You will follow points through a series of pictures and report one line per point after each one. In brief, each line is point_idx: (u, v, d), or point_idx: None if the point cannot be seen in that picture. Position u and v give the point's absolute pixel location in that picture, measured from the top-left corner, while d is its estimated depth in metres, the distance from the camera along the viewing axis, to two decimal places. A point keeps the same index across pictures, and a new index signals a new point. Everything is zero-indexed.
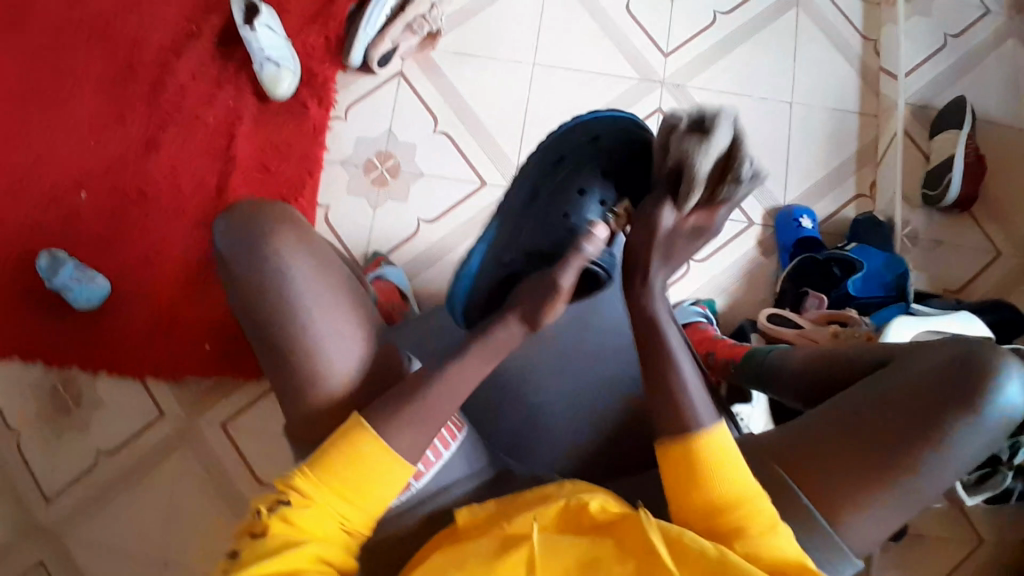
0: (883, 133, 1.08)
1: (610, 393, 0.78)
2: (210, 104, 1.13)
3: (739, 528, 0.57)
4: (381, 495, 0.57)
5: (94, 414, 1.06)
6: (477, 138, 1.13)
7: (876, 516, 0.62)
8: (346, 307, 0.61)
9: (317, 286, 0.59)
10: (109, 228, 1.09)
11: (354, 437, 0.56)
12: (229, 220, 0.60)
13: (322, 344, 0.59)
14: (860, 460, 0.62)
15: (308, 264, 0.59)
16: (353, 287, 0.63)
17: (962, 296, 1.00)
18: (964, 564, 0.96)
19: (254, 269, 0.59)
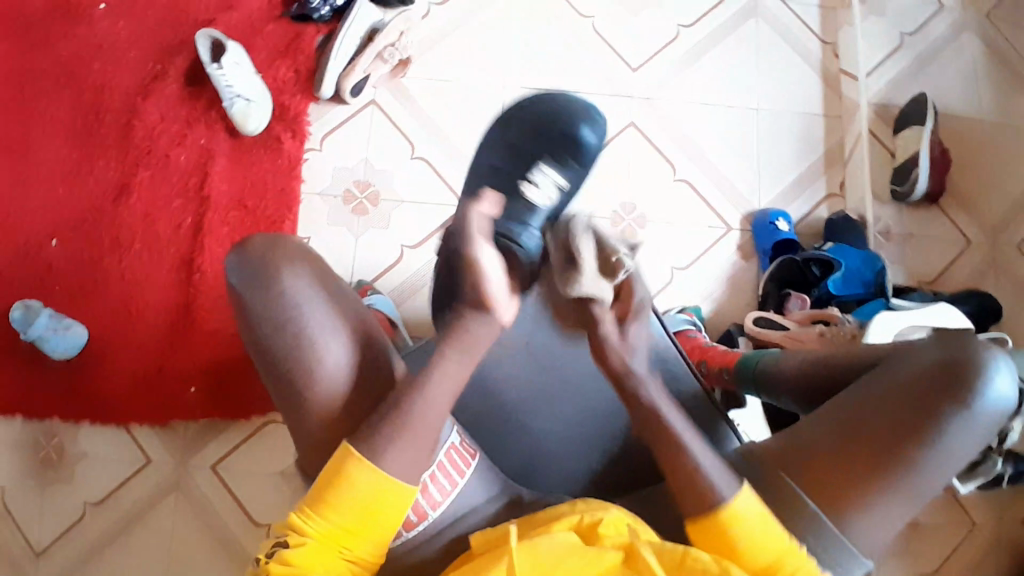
0: (849, 133, 1.11)
1: (611, 408, 0.79)
2: (181, 143, 1.12)
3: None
4: (381, 527, 0.57)
5: (79, 465, 1.03)
6: (454, 161, 1.14)
7: (884, 517, 0.64)
8: (356, 336, 0.61)
9: (330, 317, 0.60)
10: (84, 276, 1.07)
11: (346, 471, 0.56)
12: (240, 254, 0.61)
13: (333, 376, 0.60)
14: (864, 464, 0.64)
15: (323, 303, 0.60)
16: (365, 316, 0.64)
17: (938, 287, 1.03)
18: (963, 549, 0.98)
19: (267, 306, 0.59)
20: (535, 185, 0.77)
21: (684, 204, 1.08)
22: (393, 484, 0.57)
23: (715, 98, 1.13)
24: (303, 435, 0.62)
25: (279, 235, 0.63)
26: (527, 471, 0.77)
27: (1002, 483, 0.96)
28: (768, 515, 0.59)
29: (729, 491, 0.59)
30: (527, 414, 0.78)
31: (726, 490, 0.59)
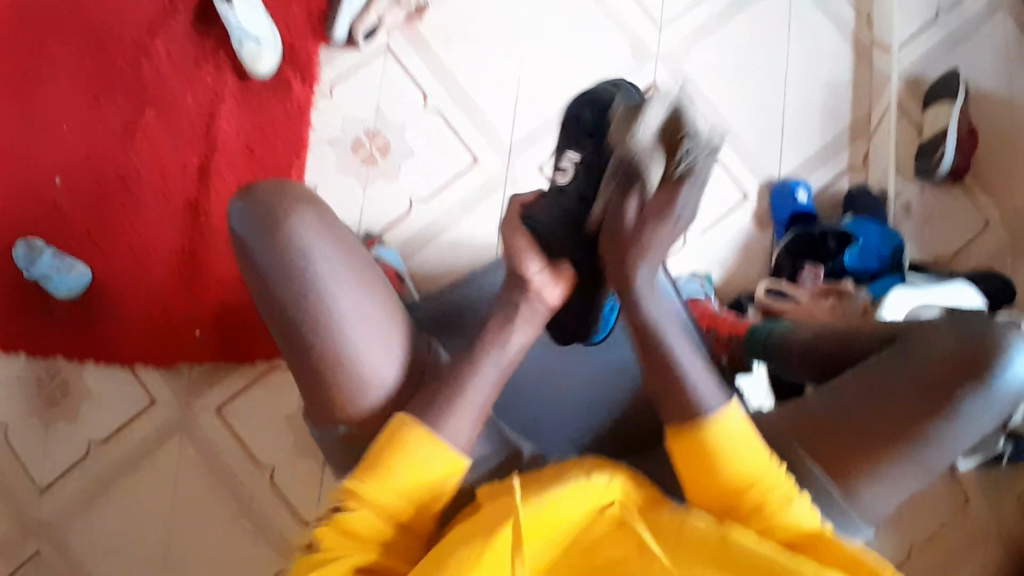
0: (875, 106, 1.09)
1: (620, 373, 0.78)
2: (190, 83, 1.09)
3: (759, 508, 0.57)
4: (432, 493, 0.58)
5: (84, 404, 1.03)
6: (469, 115, 1.11)
7: (888, 486, 0.66)
8: (368, 297, 0.59)
9: (342, 276, 0.58)
10: (91, 215, 1.05)
11: (398, 441, 0.57)
12: (246, 202, 0.58)
13: (349, 337, 0.57)
14: (869, 435, 0.65)
15: (332, 246, 0.58)
16: (375, 275, 0.62)
17: (954, 265, 1.02)
18: (957, 527, 1.00)
19: (273, 251, 0.56)
20: (562, 171, 0.62)
21: None
22: (445, 450, 0.58)
23: (742, 62, 1.10)
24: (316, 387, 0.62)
25: (283, 181, 0.60)
26: (535, 425, 0.77)
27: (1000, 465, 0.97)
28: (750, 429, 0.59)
29: (718, 405, 0.59)
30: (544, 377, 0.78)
31: (716, 404, 0.59)
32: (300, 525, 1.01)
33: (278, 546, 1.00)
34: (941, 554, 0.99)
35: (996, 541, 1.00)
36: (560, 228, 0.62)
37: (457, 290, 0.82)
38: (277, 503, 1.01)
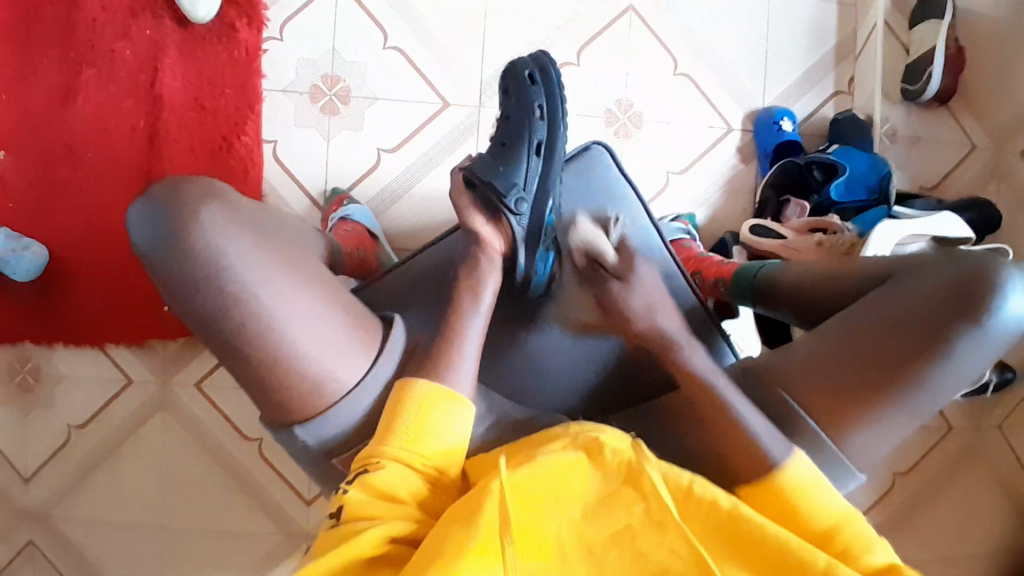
0: (862, 24, 1.03)
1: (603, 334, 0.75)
2: (126, 34, 0.99)
3: (847, 553, 0.52)
4: (450, 447, 0.56)
5: (58, 387, 1.00)
6: (436, 56, 1.03)
7: (881, 430, 0.64)
8: (296, 279, 0.54)
9: (257, 261, 0.52)
10: (38, 190, 0.98)
11: (408, 393, 0.55)
12: (148, 202, 0.53)
13: (279, 325, 0.52)
14: (855, 379, 0.64)
15: (240, 239, 0.52)
16: (301, 256, 0.57)
17: (939, 192, 1.01)
18: (936, 448, 1.04)
19: (182, 260, 0.51)
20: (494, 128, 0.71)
21: (682, 101, 1.02)
22: (448, 395, 0.56)
23: None
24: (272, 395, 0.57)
25: (190, 177, 0.56)
26: (526, 388, 0.73)
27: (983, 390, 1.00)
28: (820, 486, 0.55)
29: (783, 454, 0.57)
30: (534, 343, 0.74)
31: (779, 453, 0.57)
32: (296, 494, 1.01)
33: (275, 514, 1.00)
34: (918, 473, 1.03)
35: (971, 458, 1.04)
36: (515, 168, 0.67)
37: (423, 255, 0.77)
38: (270, 474, 1.01)
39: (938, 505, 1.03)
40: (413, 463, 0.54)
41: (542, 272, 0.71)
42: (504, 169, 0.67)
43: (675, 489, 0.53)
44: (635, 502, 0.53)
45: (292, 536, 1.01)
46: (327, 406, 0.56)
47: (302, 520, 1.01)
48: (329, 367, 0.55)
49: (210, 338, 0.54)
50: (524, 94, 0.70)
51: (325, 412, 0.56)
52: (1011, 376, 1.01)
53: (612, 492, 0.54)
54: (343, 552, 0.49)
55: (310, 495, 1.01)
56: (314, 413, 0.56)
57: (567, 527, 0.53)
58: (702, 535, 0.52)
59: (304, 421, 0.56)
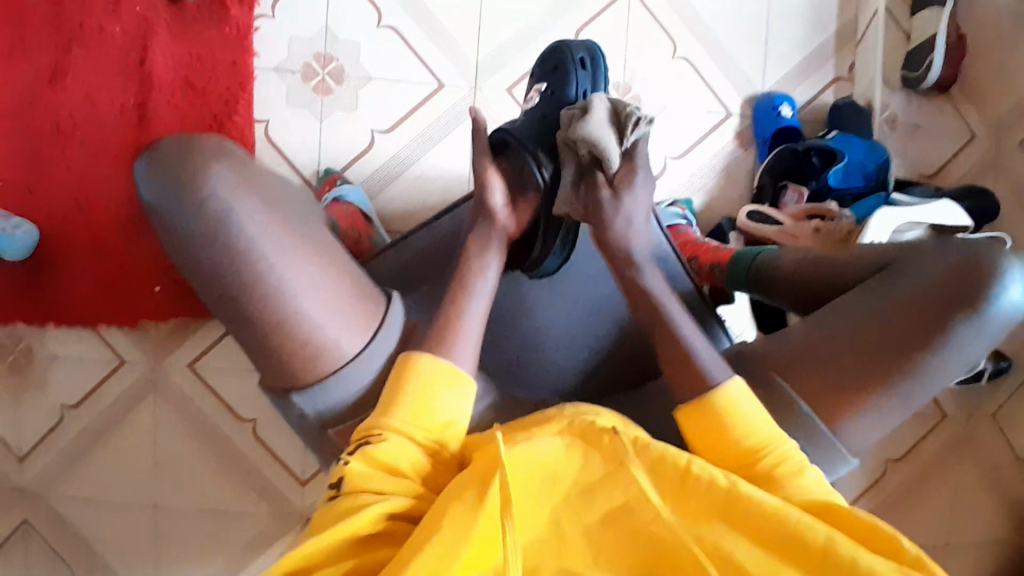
0: (863, 10, 1.02)
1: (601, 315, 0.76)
2: (115, 11, 0.97)
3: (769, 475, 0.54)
4: (452, 421, 0.56)
5: (50, 369, 0.99)
6: (431, 37, 1.02)
7: (876, 417, 0.64)
8: (305, 246, 0.54)
9: (267, 224, 0.52)
10: (27, 168, 0.97)
11: (411, 367, 0.55)
12: (151, 159, 0.53)
13: (289, 288, 0.53)
14: (854, 365, 0.63)
15: (253, 200, 0.52)
16: (309, 222, 0.57)
17: (937, 181, 1.00)
18: (930, 437, 1.04)
19: (190, 218, 0.52)
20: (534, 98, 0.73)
21: (679, 85, 1.01)
22: (452, 369, 0.56)
23: None
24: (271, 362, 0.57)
25: (197, 137, 0.56)
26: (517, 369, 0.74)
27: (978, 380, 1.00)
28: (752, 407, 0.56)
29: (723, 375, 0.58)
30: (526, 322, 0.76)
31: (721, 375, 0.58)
32: (290, 475, 1.01)
33: (269, 495, 1.00)
34: (913, 461, 1.04)
35: (966, 446, 1.04)
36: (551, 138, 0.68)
37: (422, 232, 0.77)
38: (263, 455, 1.01)
39: (932, 493, 1.04)
40: (415, 435, 0.53)
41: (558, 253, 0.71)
42: (537, 138, 0.68)
43: (673, 474, 0.52)
44: (632, 485, 0.52)
45: (286, 517, 1.00)
46: (328, 373, 0.56)
47: (296, 501, 1.01)
48: (334, 335, 0.55)
49: (213, 300, 0.55)
50: (569, 74, 0.71)
51: (323, 380, 0.56)
52: (1007, 365, 1.01)
53: (609, 474, 0.53)
54: (343, 527, 0.48)
55: (304, 476, 1.01)
56: (314, 379, 0.56)
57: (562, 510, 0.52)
58: (698, 519, 0.50)
59: (303, 388, 0.56)
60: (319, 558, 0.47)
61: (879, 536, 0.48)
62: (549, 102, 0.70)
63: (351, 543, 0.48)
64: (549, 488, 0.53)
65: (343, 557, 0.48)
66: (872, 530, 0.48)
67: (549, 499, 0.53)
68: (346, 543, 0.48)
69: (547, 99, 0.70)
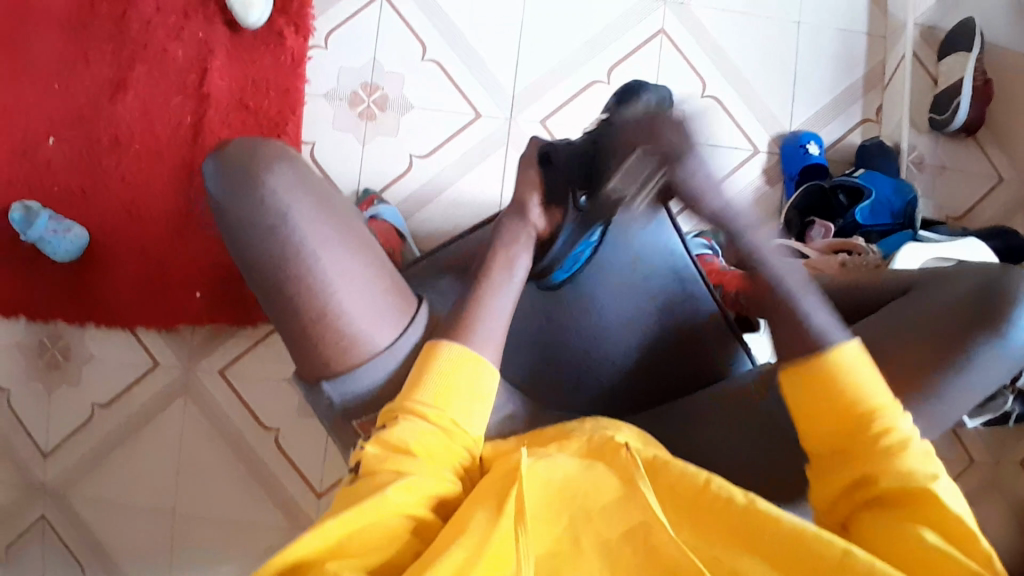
0: (891, 57, 1.06)
1: (626, 332, 0.75)
2: (179, 35, 1.05)
3: (877, 443, 0.50)
4: (469, 413, 0.56)
5: (85, 367, 1.03)
6: (471, 68, 1.07)
7: None
8: (348, 240, 0.57)
9: (317, 219, 0.56)
10: (84, 176, 1.02)
11: (434, 353, 0.57)
12: (217, 150, 0.58)
13: (329, 279, 0.55)
14: None
15: (306, 197, 0.56)
16: (355, 222, 0.60)
17: (966, 223, 1.01)
18: (960, 484, 1.02)
19: (251, 198, 0.55)
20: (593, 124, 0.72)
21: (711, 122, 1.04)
22: (472, 362, 0.57)
23: (753, 9, 1.07)
24: (299, 355, 0.59)
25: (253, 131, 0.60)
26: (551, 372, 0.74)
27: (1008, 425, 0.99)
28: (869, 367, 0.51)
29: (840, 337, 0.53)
30: (569, 321, 0.75)
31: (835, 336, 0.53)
32: (307, 486, 1.01)
33: (284, 506, 1.01)
34: None
35: (997, 495, 1.02)
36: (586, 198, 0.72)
37: (455, 243, 0.79)
38: (284, 465, 1.02)
39: None
40: (433, 420, 0.55)
41: (566, 268, 0.74)
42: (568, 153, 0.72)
43: (692, 487, 0.51)
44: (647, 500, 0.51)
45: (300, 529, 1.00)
46: (357, 363, 0.58)
47: (311, 514, 1.01)
48: (369, 329, 0.57)
49: (255, 282, 0.57)
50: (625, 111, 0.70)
51: (352, 370, 0.58)
52: None
53: (620, 497, 0.52)
54: (364, 513, 0.49)
55: (321, 489, 1.01)
56: (342, 368, 0.58)
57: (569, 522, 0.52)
58: (713, 537, 0.50)
59: (332, 376, 0.58)
60: (341, 542, 0.48)
61: (929, 507, 0.47)
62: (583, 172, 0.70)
63: (370, 529, 0.49)
64: (563, 501, 0.52)
65: (363, 543, 0.49)
66: (926, 499, 0.48)
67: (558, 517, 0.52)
68: (364, 528, 0.49)
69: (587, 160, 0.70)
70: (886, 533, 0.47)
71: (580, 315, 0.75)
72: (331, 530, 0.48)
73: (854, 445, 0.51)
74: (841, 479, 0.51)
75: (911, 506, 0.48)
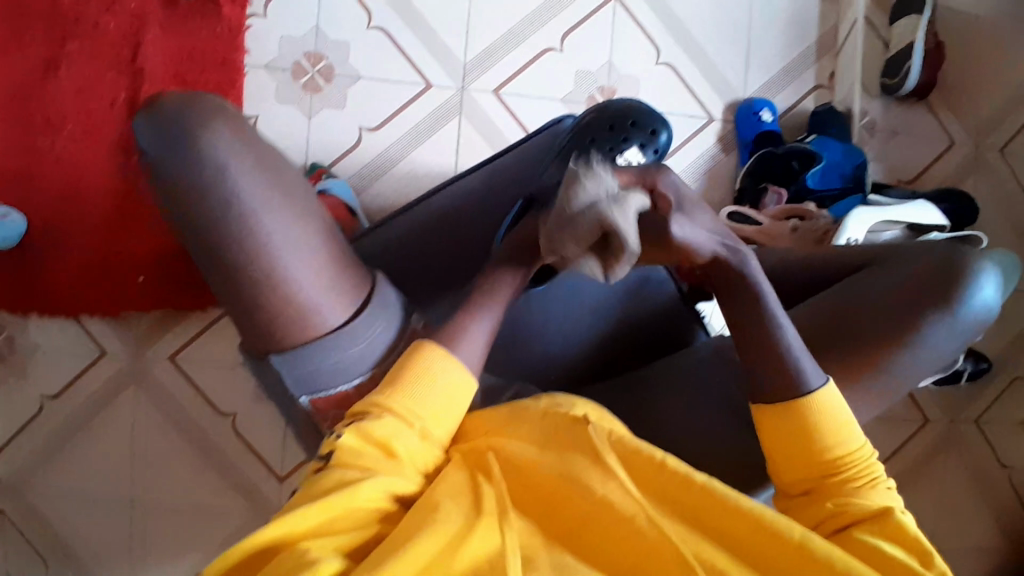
0: (844, 20, 1.05)
1: (596, 312, 0.76)
2: (110, 6, 0.99)
3: (846, 486, 0.53)
4: (445, 424, 0.57)
5: (32, 358, 0.99)
6: (420, 37, 1.04)
7: (849, 409, 0.63)
8: (295, 212, 0.55)
9: (262, 188, 0.54)
10: (16, 159, 0.98)
11: (429, 360, 0.57)
12: (150, 114, 0.54)
13: (274, 250, 0.54)
14: (834, 362, 0.62)
15: (250, 163, 0.53)
16: (304, 193, 0.58)
17: (918, 186, 1.02)
18: (912, 442, 1.05)
19: (179, 184, 0.53)
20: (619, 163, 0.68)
21: (664, 90, 1.03)
22: (459, 375, 0.58)
23: None
24: (250, 328, 0.58)
25: (190, 96, 0.56)
26: (505, 352, 0.72)
27: (957, 382, 1.01)
28: (846, 411, 0.54)
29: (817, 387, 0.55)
30: (551, 305, 0.74)
31: (815, 380, 0.55)
32: (268, 471, 1.00)
33: (245, 491, 1.00)
34: (894, 466, 1.04)
35: (947, 451, 1.05)
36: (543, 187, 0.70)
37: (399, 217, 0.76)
38: (242, 450, 1.01)
39: (917, 501, 1.03)
40: (413, 426, 0.55)
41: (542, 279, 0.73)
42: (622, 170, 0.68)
43: (651, 468, 0.53)
44: (610, 480, 0.53)
45: (262, 514, 1.00)
46: (309, 339, 0.57)
47: (273, 497, 1.00)
48: (317, 304, 0.56)
49: None
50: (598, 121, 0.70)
51: (304, 347, 0.57)
52: (986, 366, 1.03)
53: (578, 468, 0.54)
54: (337, 500, 0.49)
55: (283, 472, 1.01)
56: (295, 343, 0.57)
57: (536, 503, 0.53)
58: (684, 528, 0.51)
59: (283, 350, 0.57)
60: (314, 530, 0.48)
61: (892, 526, 0.50)
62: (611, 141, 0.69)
63: (341, 517, 0.49)
64: (531, 483, 0.54)
65: (334, 528, 0.48)
66: (885, 522, 0.50)
67: (527, 503, 0.54)
68: (336, 517, 0.48)
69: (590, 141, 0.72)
70: (855, 547, 0.49)
71: (555, 304, 0.74)
72: (303, 518, 0.47)
73: (828, 488, 0.53)
74: (812, 516, 0.53)
75: (874, 524, 0.50)
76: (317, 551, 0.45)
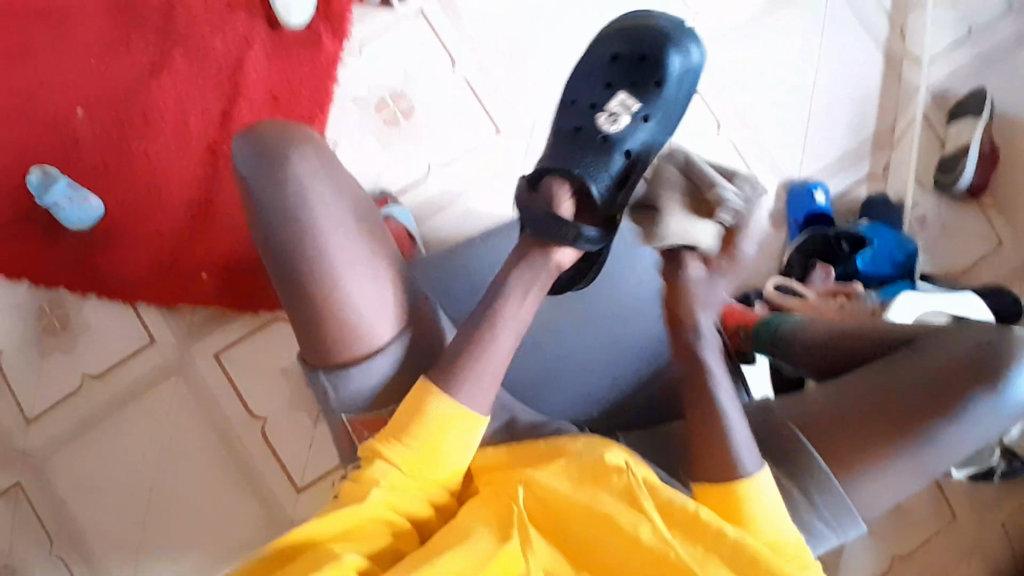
0: (901, 117, 1.11)
1: (627, 344, 0.77)
2: (219, 25, 1.08)
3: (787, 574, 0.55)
4: (444, 465, 0.56)
5: (82, 336, 1.02)
6: (499, 88, 1.11)
7: (885, 479, 0.63)
8: (362, 233, 0.61)
9: (330, 204, 0.59)
10: (107, 150, 1.04)
11: (425, 404, 0.56)
12: (246, 136, 0.61)
13: (338, 262, 0.58)
14: (873, 432, 0.63)
15: (323, 183, 0.59)
16: (368, 212, 0.63)
17: (963, 282, 1.05)
18: (942, 542, 1.02)
19: (286, 166, 0.58)
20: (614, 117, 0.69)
21: (723, 162, 1.08)
22: (461, 420, 0.56)
23: (774, 59, 1.11)
24: (309, 344, 0.60)
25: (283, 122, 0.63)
26: (536, 388, 0.75)
27: (993, 483, 1.00)
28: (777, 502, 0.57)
29: (752, 467, 0.58)
30: (585, 324, 0.77)
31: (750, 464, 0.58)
32: (288, 482, 1.00)
33: (262, 499, 0.99)
34: (921, 562, 1.02)
35: (981, 558, 1.02)
36: (591, 154, 0.67)
37: (464, 249, 0.81)
38: (266, 457, 1.00)
39: None
40: (407, 471, 0.55)
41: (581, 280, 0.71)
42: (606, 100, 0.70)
43: (679, 518, 0.53)
44: (640, 522, 0.53)
45: (274, 525, 0.99)
46: (351, 360, 0.59)
47: (289, 510, 0.99)
48: (369, 320, 0.59)
49: (277, 251, 0.59)
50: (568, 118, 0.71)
51: (348, 367, 0.59)
52: (1019, 468, 1.00)
53: (614, 513, 0.53)
54: (351, 513, 0.52)
55: (303, 483, 1.00)
56: (342, 361, 0.60)
57: (572, 531, 0.54)
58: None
59: (331, 367, 0.60)
60: (330, 536, 0.52)
61: None
62: (625, 76, 0.71)
63: (360, 528, 0.52)
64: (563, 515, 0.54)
65: (352, 536, 0.52)
66: None
67: (556, 534, 0.55)
68: (353, 528, 0.52)
69: (587, 83, 0.73)
70: None
71: (587, 329, 0.77)
72: (324, 526, 0.52)
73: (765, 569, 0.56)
74: None
75: None
76: (336, 552, 0.50)
